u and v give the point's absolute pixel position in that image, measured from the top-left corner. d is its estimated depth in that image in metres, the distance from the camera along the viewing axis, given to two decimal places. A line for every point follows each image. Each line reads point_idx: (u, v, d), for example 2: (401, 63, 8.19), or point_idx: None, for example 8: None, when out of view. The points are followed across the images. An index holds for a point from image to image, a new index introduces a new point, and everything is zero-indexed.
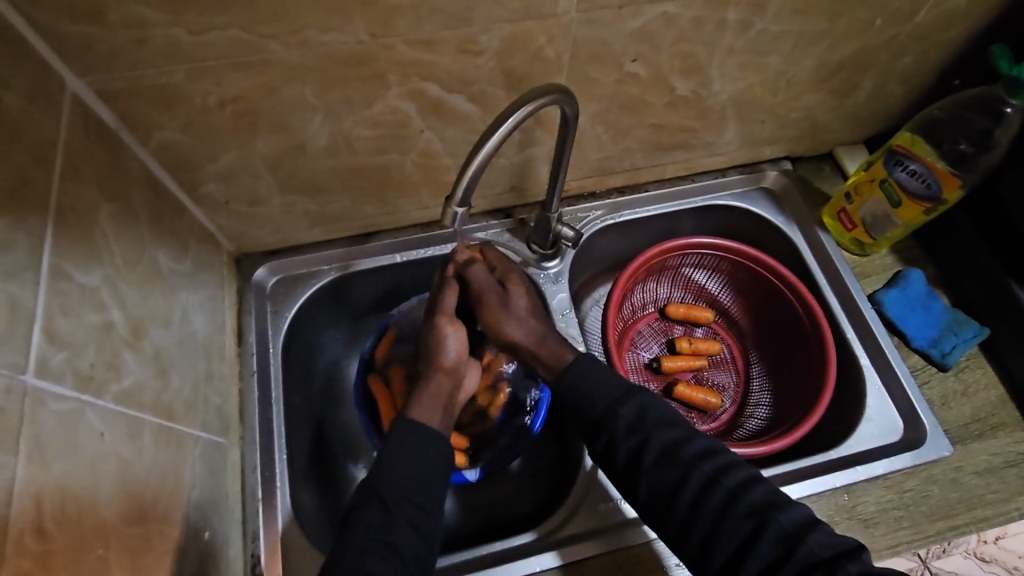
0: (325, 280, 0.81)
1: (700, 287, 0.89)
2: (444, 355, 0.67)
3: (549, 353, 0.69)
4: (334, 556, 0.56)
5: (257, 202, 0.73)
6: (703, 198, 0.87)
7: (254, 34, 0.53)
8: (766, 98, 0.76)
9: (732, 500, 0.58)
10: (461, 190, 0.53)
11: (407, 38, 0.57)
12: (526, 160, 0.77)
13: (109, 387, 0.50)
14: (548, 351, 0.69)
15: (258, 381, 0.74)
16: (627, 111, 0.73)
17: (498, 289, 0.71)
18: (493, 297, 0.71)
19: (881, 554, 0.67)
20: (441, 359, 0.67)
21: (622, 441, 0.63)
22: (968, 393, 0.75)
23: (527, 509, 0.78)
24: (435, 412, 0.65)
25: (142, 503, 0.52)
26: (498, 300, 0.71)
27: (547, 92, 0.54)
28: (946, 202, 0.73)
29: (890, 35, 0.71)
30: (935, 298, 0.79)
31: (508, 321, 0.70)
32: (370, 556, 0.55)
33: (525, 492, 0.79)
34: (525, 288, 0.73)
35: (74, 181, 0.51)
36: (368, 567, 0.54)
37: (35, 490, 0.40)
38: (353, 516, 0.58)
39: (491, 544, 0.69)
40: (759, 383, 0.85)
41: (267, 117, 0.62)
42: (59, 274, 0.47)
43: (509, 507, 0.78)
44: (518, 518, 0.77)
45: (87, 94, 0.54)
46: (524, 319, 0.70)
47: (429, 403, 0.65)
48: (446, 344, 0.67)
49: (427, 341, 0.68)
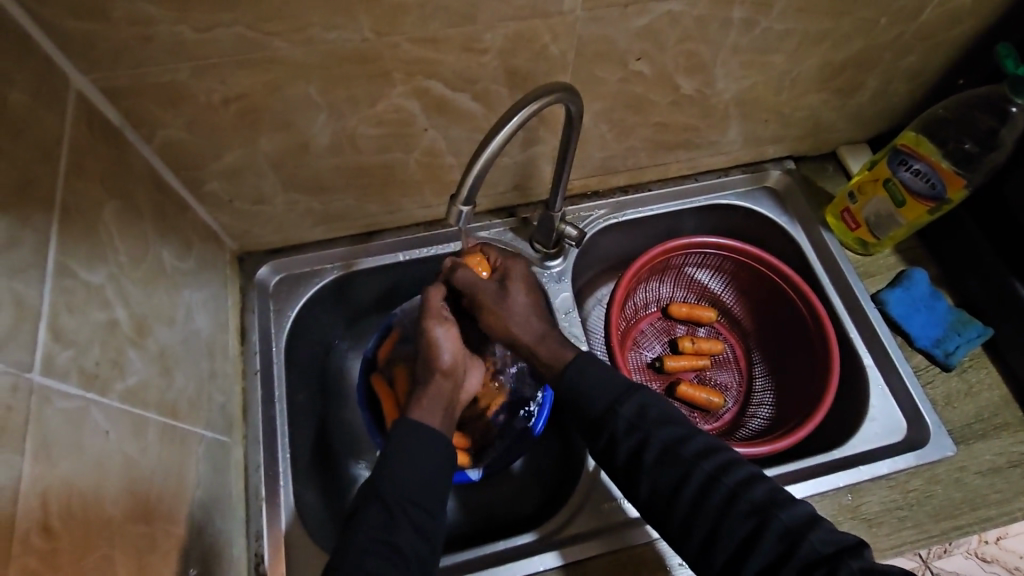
0: (327, 279, 0.80)
1: (703, 287, 0.89)
2: (439, 356, 0.67)
3: (553, 352, 0.69)
4: (338, 556, 0.56)
5: (260, 201, 0.73)
6: (706, 197, 0.87)
7: (260, 32, 0.53)
8: (770, 97, 0.76)
9: (734, 499, 0.58)
10: (466, 188, 0.53)
11: (412, 36, 0.57)
12: (530, 158, 0.77)
13: (114, 385, 0.50)
14: (547, 350, 0.69)
15: (261, 380, 0.74)
16: (631, 110, 0.72)
17: (495, 288, 0.71)
18: (488, 293, 0.70)
19: (884, 553, 0.67)
20: (436, 361, 0.67)
21: (626, 440, 0.62)
22: (972, 393, 0.75)
23: (530, 509, 0.77)
24: (437, 413, 0.65)
25: (146, 502, 0.52)
26: (497, 300, 0.70)
27: (552, 90, 0.54)
28: (950, 202, 0.74)
29: (894, 34, 0.70)
30: (938, 298, 0.79)
31: (511, 321, 0.70)
32: (367, 557, 0.55)
33: (527, 492, 0.79)
34: (523, 283, 0.72)
35: (78, 178, 0.51)
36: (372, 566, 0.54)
37: (42, 488, 0.40)
38: (356, 516, 0.58)
39: (494, 543, 0.69)
40: (761, 383, 0.85)
41: (272, 115, 0.62)
42: (65, 271, 0.47)
43: (512, 508, 0.78)
44: (521, 518, 0.77)
45: (92, 92, 0.54)
46: (527, 318, 0.71)
47: (430, 405, 0.65)
48: (438, 347, 0.67)
49: (421, 343, 0.68)
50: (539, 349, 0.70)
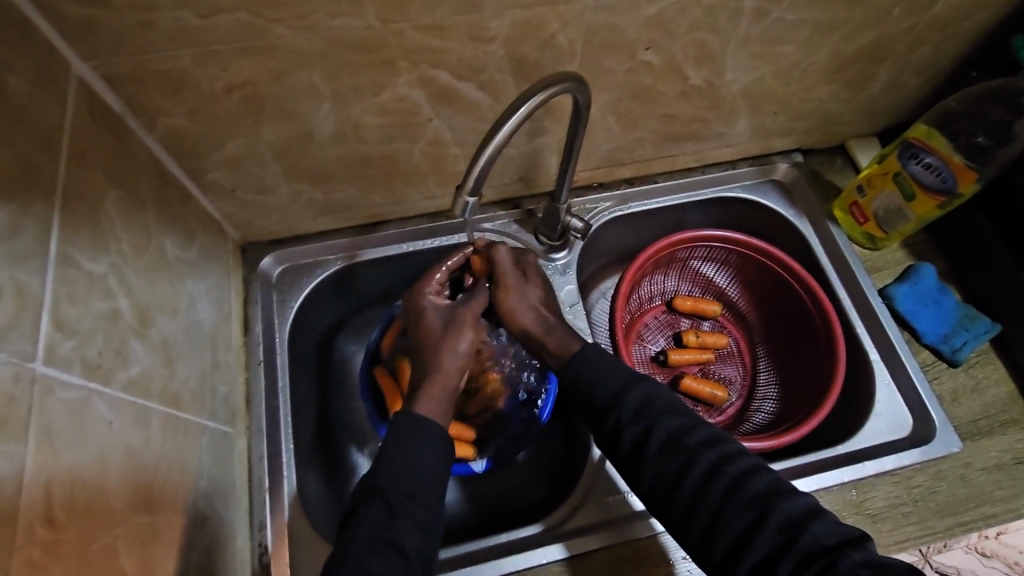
0: (330, 270, 0.80)
1: (708, 280, 0.88)
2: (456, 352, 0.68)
3: (563, 342, 0.68)
4: (340, 556, 0.55)
5: (263, 190, 0.72)
6: (712, 189, 0.86)
7: (262, 17, 0.52)
8: (779, 88, 0.75)
9: (736, 488, 0.57)
10: (472, 179, 0.53)
11: (417, 24, 0.56)
12: (536, 149, 0.76)
13: (117, 375, 0.50)
14: (560, 342, 0.69)
15: (264, 371, 0.74)
16: (640, 101, 0.72)
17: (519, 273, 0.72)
18: (513, 277, 0.71)
19: (887, 549, 0.66)
20: (449, 352, 0.68)
21: (631, 428, 0.62)
22: (979, 389, 0.75)
23: (499, 515, 0.77)
24: (442, 410, 0.65)
25: (150, 491, 0.51)
26: (518, 280, 0.71)
27: (560, 80, 0.54)
28: (961, 195, 0.73)
29: (907, 25, 0.69)
30: (946, 294, 0.78)
31: (513, 296, 0.71)
32: (364, 547, 0.55)
33: (499, 501, 0.78)
34: (542, 284, 0.74)
35: (80, 166, 0.50)
36: (364, 559, 0.54)
37: (45, 479, 0.40)
38: (356, 515, 0.57)
39: (482, 539, 0.68)
40: (766, 377, 0.85)
41: (274, 104, 0.61)
42: (67, 260, 0.46)
43: (481, 512, 0.78)
44: (487, 522, 0.77)
45: (93, 79, 0.54)
46: (530, 296, 0.71)
47: (438, 401, 0.65)
48: (463, 341, 0.68)
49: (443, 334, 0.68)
50: (564, 330, 0.70)
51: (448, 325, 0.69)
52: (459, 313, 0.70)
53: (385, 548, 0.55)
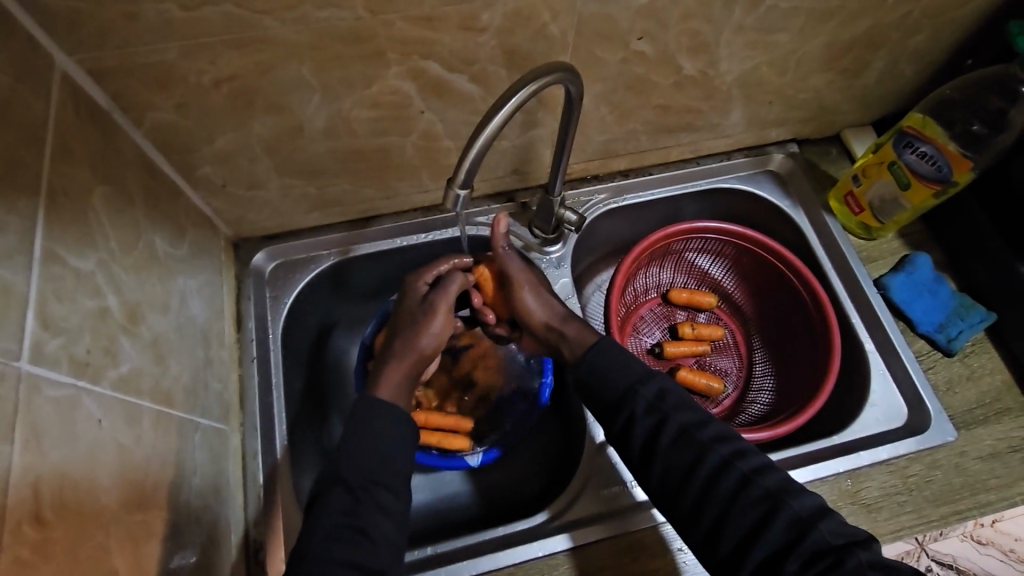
0: (324, 265, 0.79)
1: (703, 272, 0.88)
2: (422, 336, 0.67)
3: (581, 332, 0.69)
4: (305, 546, 0.55)
5: (255, 185, 0.72)
6: (707, 180, 0.86)
7: (249, 9, 0.51)
8: (774, 78, 0.75)
9: (746, 483, 0.57)
10: (464, 172, 0.52)
11: (406, 15, 0.55)
12: (529, 142, 0.75)
13: (107, 372, 0.49)
14: (572, 332, 0.69)
15: (257, 367, 0.73)
16: (634, 92, 0.71)
17: (522, 266, 0.72)
18: (522, 276, 0.71)
19: (883, 538, 0.66)
20: (418, 334, 0.67)
21: (644, 419, 0.62)
22: (974, 378, 0.75)
23: (500, 507, 0.76)
24: (404, 398, 0.65)
25: (141, 489, 0.51)
26: (529, 279, 0.71)
27: (551, 70, 0.53)
28: (956, 184, 0.72)
29: (902, 13, 0.69)
30: (943, 283, 0.78)
31: (530, 296, 0.71)
32: (335, 541, 0.54)
33: (500, 492, 0.77)
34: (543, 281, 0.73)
35: (67, 164, 0.50)
36: (342, 554, 0.54)
37: (33, 479, 0.39)
38: (320, 502, 0.57)
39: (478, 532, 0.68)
40: (761, 368, 0.84)
41: (264, 97, 0.60)
42: (53, 258, 0.46)
43: (482, 503, 0.77)
44: (489, 513, 0.76)
45: (77, 73, 0.53)
46: (549, 297, 0.71)
47: (399, 389, 0.65)
48: (428, 328, 0.67)
49: (410, 320, 0.68)
50: (569, 327, 0.70)
51: (417, 312, 0.68)
52: (430, 298, 0.69)
53: (376, 547, 0.55)
